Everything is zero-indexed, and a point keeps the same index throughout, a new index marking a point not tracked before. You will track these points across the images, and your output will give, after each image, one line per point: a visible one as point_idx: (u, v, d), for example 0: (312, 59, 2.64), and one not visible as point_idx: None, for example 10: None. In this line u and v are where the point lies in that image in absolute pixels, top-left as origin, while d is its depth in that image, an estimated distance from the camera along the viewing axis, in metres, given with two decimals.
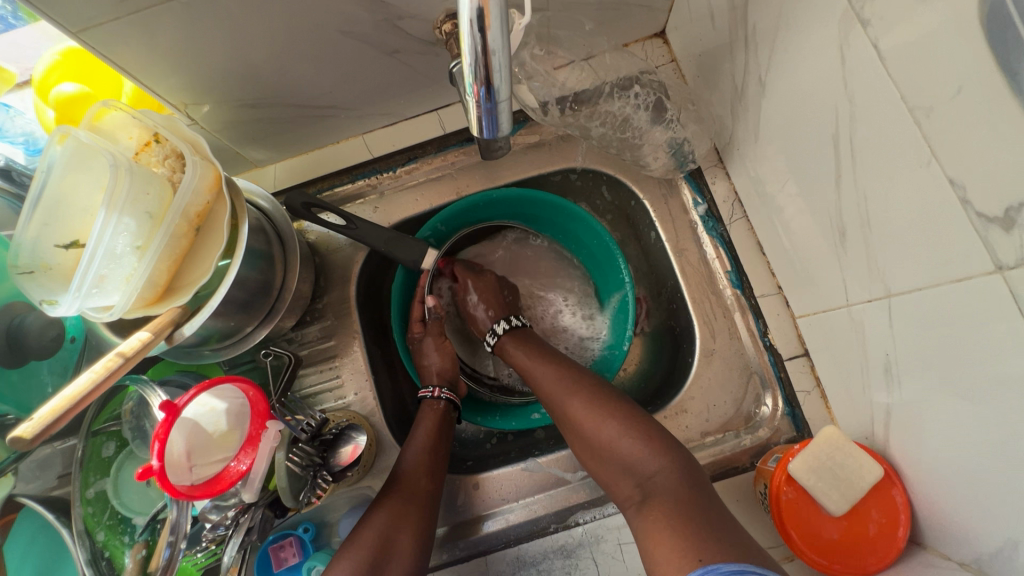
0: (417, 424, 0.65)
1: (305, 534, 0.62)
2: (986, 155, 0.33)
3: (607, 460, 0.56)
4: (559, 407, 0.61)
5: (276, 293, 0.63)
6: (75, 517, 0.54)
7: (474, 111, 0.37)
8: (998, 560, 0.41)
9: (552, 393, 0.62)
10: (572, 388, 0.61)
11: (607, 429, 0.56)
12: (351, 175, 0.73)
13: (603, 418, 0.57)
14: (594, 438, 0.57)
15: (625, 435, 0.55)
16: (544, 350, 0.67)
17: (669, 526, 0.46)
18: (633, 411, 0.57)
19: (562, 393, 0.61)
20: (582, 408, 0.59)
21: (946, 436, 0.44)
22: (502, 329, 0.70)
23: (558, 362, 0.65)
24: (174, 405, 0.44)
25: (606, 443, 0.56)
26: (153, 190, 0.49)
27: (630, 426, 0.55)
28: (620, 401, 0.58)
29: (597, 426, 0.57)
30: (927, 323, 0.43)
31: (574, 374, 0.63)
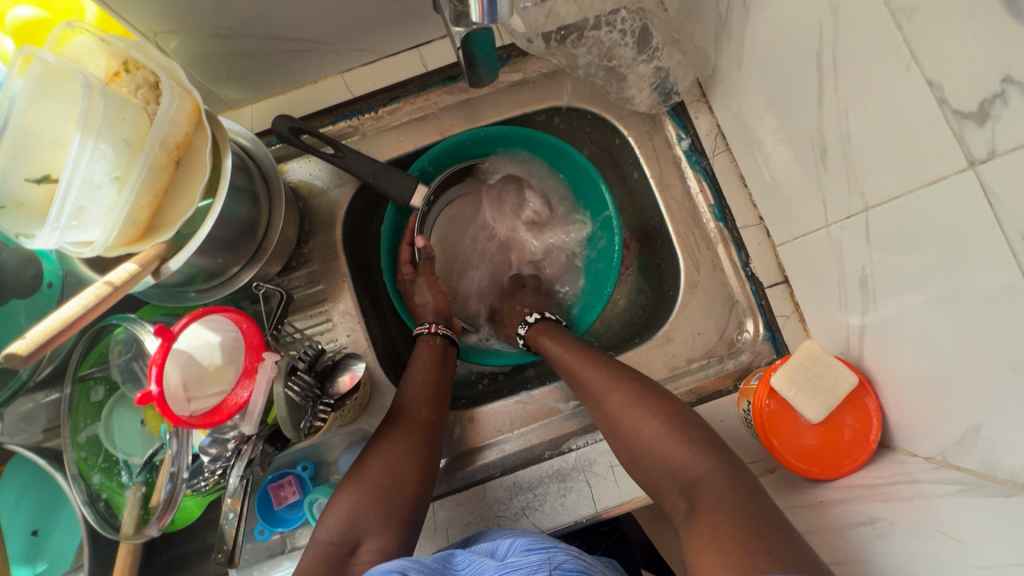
0: (413, 361, 0.67)
1: (303, 472, 0.63)
2: (967, 50, 0.34)
3: (649, 463, 0.54)
4: (597, 402, 0.59)
5: (262, 233, 0.62)
6: (67, 461, 0.54)
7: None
8: (959, 448, 0.45)
9: (587, 387, 0.61)
10: (608, 384, 0.59)
11: (647, 427, 0.54)
12: (331, 117, 0.70)
13: (643, 416, 0.55)
14: (632, 435, 0.55)
15: (665, 435, 0.53)
16: (583, 345, 0.66)
17: (719, 542, 0.42)
18: (671, 409, 0.56)
19: (594, 384, 0.60)
20: (622, 404, 0.57)
21: (916, 340, 0.47)
22: (534, 319, 0.72)
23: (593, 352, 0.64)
24: (168, 331, 0.45)
25: (646, 444, 0.54)
26: (128, 118, 0.47)
27: (671, 425, 0.54)
28: (663, 398, 0.57)
29: (634, 426, 0.55)
30: (903, 232, 0.45)
31: (614, 367, 0.61)
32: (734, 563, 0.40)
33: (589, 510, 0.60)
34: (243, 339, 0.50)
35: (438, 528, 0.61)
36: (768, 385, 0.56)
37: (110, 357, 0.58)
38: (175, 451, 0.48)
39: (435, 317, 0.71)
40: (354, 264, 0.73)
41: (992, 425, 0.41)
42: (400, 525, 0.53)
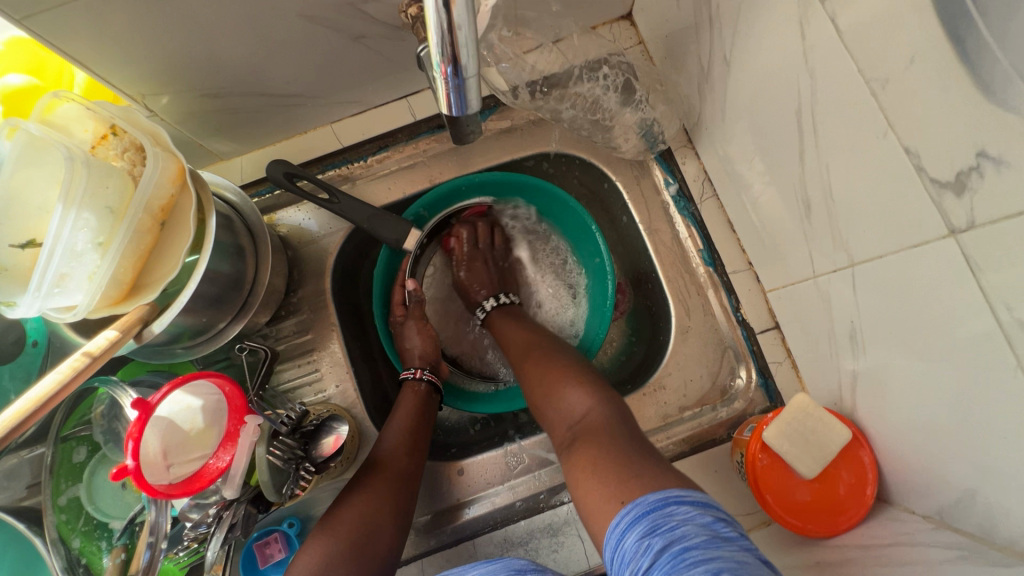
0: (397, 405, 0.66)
1: (289, 529, 0.61)
2: (940, 123, 0.34)
3: (550, 411, 0.57)
4: (517, 366, 0.63)
5: (249, 286, 0.62)
6: (46, 525, 0.53)
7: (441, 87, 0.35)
8: (958, 510, 0.44)
9: (518, 352, 0.65)
10: (530, 351, 0.63)
11: (551, 377, 0.58)
12: (322, 166, 0.71)
13: (554, 370, 0.58)
14: (542, 387, 0.58)
15: (566, 383, 0.56)
16: (525, 320, 0.70)
17: (596, 468, 0.45)
18: (579, 364, 0.59)
19: (524, 351, 0.64)
20: (539, 362, 0.61)
21: (909, 398, 0.46)
22: (490, 305, 0.73)
23: (536, 326, 0.68)
24: (146, 403, 0.44)
25: (551, 392, 0.57)
26: (113, 184, 0.47)
27: (570, 374, 0.57)
28: (573, 357, 0.61)
29: (544, 377, 0.59)
30: (888, 289, 0.44)
31: (544, 338, 0.65)
32: (610, 487, 0.42)
33: (581, 565, 0.60)
34: (226, 403, 0.49)
35: None
36: (761, 439, 0.55)
37: (93, 416, 0.57)
38: (154, 518, 0.47)
39: (422, 361, 0.70)
40: (344, 311, 0.73)
41: (988, 490, 0.40)
42: None
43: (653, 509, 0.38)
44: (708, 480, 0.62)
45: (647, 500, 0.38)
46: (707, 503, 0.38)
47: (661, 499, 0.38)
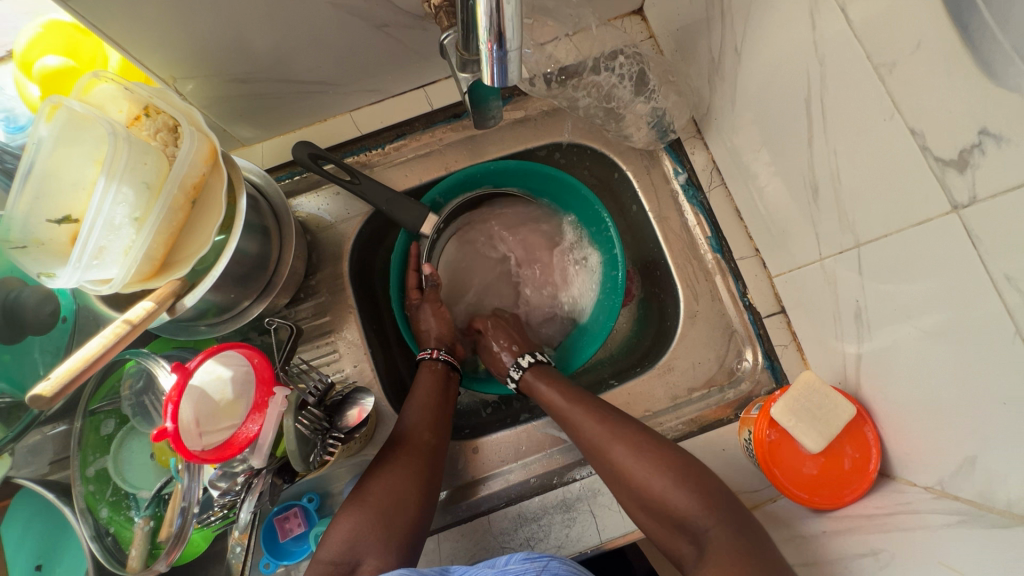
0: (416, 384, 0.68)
1: (309, 504, 0.63)
2: (945, 104, 0.37)
3: (657, 514, 0.55)
4: (594, 452, 0.60)
5: (273, 266, 0.64)
6: (75, 495, 0.55)
7: (485, 60, 0.37)
8: (957, 478, 0.46)
9: (593, 441, 0.60)
10: (608, 435, 0.59)
11: (650, 480, 0.55)
12: (341, 153, 0.73)
13: (651, 463, 0.56)
14: (640, 485, 0.56)
15: (672, 486, 0.54)
16: (579, 392, 0.65)
17: (726, 575, 0.46)
18: (671, 458, 0.56)
19: (603, 442, 0.59)
20: (627, 457, 0.57)
21: (911, 372, 0.49)
22: (525, 363, 0.70)
23: (586, 401, 0.63)
24: (185, 367, 0.46)
25: (653, 496, 0.55)
26: (150, 161, 0.49)
27: (675, 472, 0.55)
28: (662, 445, 0.57)
29: (641, 478, 0.56)
30: (893, 268, 0.47)
31: (614, 424, 0.60)
32: None
33: (594, 541, 0.61)
34: (254, 373, 0.51)
35: (444, 560, 0.62)
36: (767, 415, 0.58)
37: (121, 390, 0.58)
38: (186, 484, 0.49)
39: (439, 343, 0.72)
40: (360, 295, 0.75)
41: (987, 456, 0.42)
42: (399, 549, 0.53)
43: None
44: (715, 458, 0.64)
45: None
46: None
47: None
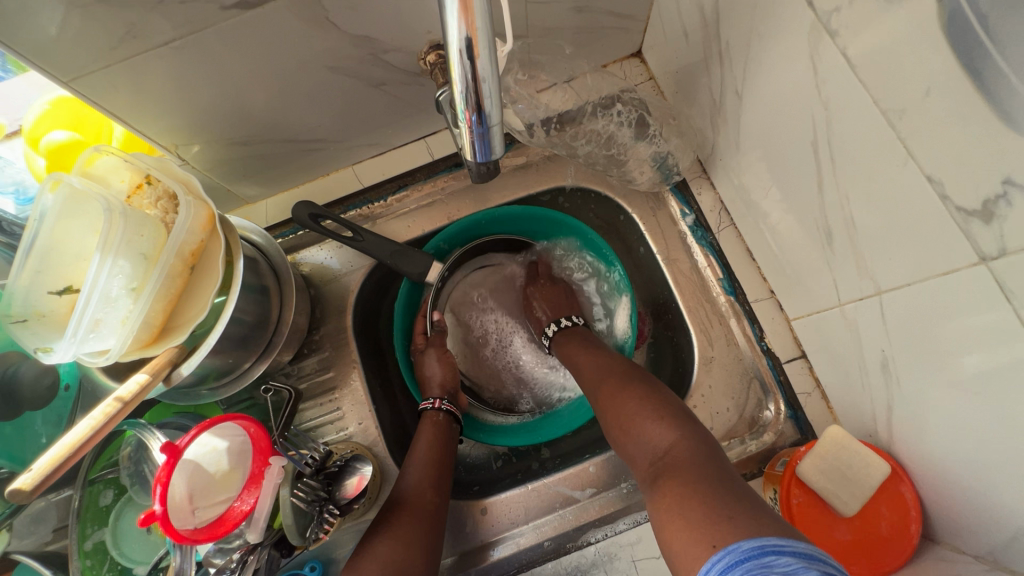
0: (418, 437, 0.66)
1: (311, 573, 0.60)
2: (962, 151, 0.34)
3: (639, 440, 0.53)
4: (594, 395, 0.62)
5: (273, 325, 0.63)
6: (72, 572, 0.52)
7: (466, 136, 0.37)
8: (1012, 551, 0.41)
9: (595, 381, 0.63)
10: (603, 378, 0.62)
11: (630, 407, 0.56)
12: (343, 207, 0.73)
13: (630, 403, 0.56)
14: (622, 424, 0.56)
15: (643, 416, 0.54)
16: (596, 346, 0.69)
17: (683, 513, 0.42)
18: (653, 388, 0.58)
19: (599, 383, 0.62)
20: (620, 394, 0.58)
21: (951, 431, 0.45)
22: (552, 331, 0.75)
23: (601, 355, 0.66)
24: (174, 447, 0.44)
25: (637, 424, 0.54)
26: (147, 231, 0.49)
27: (655, 408, 0.54)
28: (648, 385, 0.59)
29: (621, 408, 0.57)
30: (919, 319, 0.44)
31: (615, 367, 0.63)
32: (699, 529, 0.40)
33: None
34: (250, 443, 0.50)
35: None
36: (793, 474, 0.54)
37: (120, 458, 0.58)
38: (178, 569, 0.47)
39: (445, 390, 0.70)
40: (365, 348, 0.74)
41: None
42: None
43: (749, 559, 0.35)
44: None
45: (739, 548, 0.36)
46: (812, 556, 0.34)
47: (757, 548, 0.35)
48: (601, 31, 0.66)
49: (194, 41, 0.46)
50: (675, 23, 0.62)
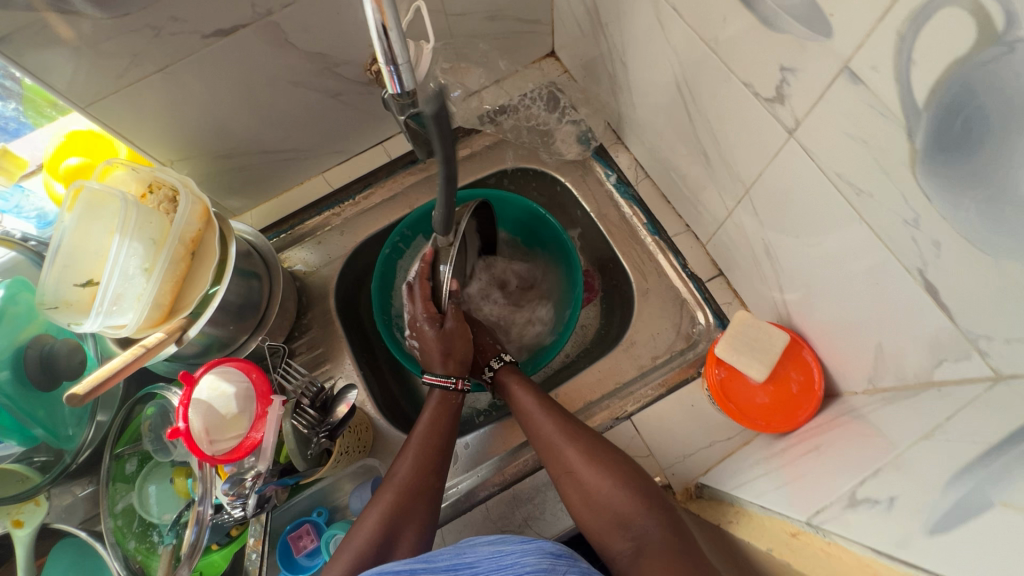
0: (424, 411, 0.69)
1: (319, 518, 0.67)
2: (754, 55, 0.47)
3: (601, 513, 0.58)
4: (556, 453, 0.63)
5: (264, 307, 0.72)
6: (105, 530, 0.60)
7: (387, 80, 0.47)
8: (880, 368, 0.51)
9: (547, 438, 0.64)
10: (572, 434, 0.63)
11: (607, 478, 0.59)
12: (317, 208, 0.85)
13: (609, 466, 0.59)
14: (595, 491, 0.59)
15: (623, 487, 0.58)
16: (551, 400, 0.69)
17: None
18: (604, 451, 0.61)
19: (552, 442, 0.63)
20: (581, 461, 0.61)
21: (821, 287, 0.55)
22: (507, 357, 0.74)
23: (549, 405, 0.67)
24: (191, 377, 0.56)
25: (601, 494, 0.58)
26: (156, 220, 0.60)
27: (628, 477, 0.59)
28: (615, 452, 0.62)
29: (597, 475, 0.59)
30: (775, 203, 0.55)
31: (568, 425, 0.64)
32: None
33: None
34: (253, 388, 0.58)
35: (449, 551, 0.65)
36: (714, 355, 0.64)
37: (142, 432, 0.65)
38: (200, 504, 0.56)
39: (460, 369, 0.72)
40: (349, 327, 0.83)
41: (890, 338, 0.48)
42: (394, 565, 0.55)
43: None
44: (686, 413, 0.69)
45: None
46: None
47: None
48: (513, 35, 0.81)
49: (182, 66, 0.59)
50: (571, 20, 0.77)
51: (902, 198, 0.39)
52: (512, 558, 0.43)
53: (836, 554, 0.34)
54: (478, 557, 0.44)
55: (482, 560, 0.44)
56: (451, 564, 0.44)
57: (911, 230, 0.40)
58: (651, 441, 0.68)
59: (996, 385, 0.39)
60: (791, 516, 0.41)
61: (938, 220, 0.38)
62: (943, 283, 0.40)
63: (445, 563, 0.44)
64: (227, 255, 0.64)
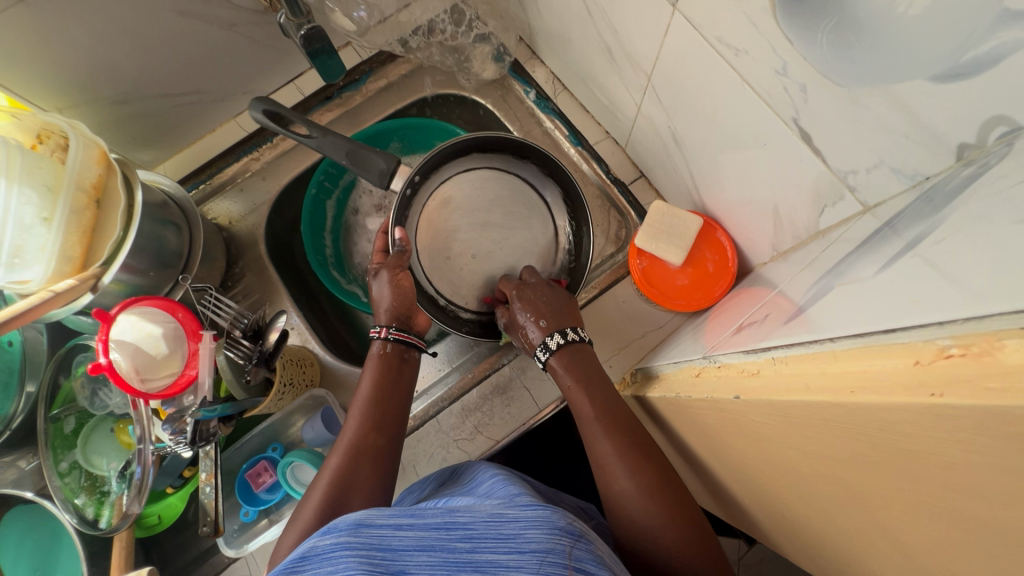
0: (365, 370, 0.61)
1: (274, 454, 0.68)
2: None
3: (621, 515, 0.51)
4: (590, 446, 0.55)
5: (185, 258, 0.70)
6: (53, 489, 0.59)
7: None
8: (780, 231, 0.54)
9: (593, 442, 0.55)
10: (613, 428, 0.55)
11: (637, 481, 0.51)
12: (234, 155, 0.82)
13: (642, 468, 0.52)
14: (620, 494, 0.51)
15: (653, 496, 0.50)
16: (600, 381, 0.59)
17: None
18: (662, 477, 0.51)
19: (611, 464, 0.53)
20: (639, 490, 0.50)
21: (728, 167, 0.57)
22: (554, 343, 0.60)
23: (607, 406, 0.56)
24: (106, 315, 0.53)
25: (625, 495, 0.51)
26: (46, 165, 0.57)
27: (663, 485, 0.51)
28: (655, 455, 0.53)
29: (628, 477, 0.51)
30: (675, 86, 0.57)
31: (636, 445, 0.53)
32: None
33: (533, 409, 0.69)
34: (182, 328, 0.57)
35: (405, 465, 0.68)
36: (635, 246, 0.67)
37: (75, 393, 0.64)
38: (139, 446, 0.55)
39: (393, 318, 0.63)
40: (285, 273, 0.82)
41: (784, 198, 0.51)
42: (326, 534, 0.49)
43: None
44: (618, 310, 0.72)
45: None
46: None
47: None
48: None
49: None
50: None
51: (771, 48, 0.41)
52: (514, 530, 0.35)
53: (723, 371, 0.37)
54: (474, 518, 0.36)
55: (478, 522, 0.36)
56: (444, 523, 0.36)
57: (782, 80, 0.42)
58: (588, 339, 0.71)
59: (865, 216, 0.42)
60: (695, 359, 0.44)
61: (802, 63, 0.40)
62: (814, 126, 0.43)
63: (436, 519, 0.36)
64: (134, 205, 0.61)
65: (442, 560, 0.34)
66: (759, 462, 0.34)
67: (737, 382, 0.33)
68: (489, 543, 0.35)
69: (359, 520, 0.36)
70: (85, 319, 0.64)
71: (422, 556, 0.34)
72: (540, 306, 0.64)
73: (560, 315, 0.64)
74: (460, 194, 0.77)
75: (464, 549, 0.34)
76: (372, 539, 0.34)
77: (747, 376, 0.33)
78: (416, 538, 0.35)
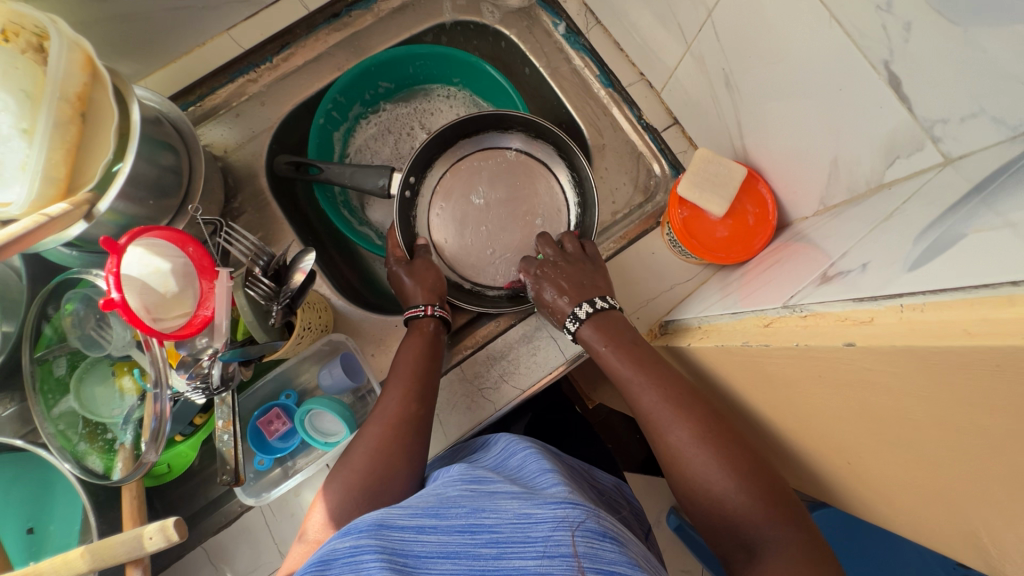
0: (404, 346, 0.62)
1: (288, 401, 0.64)
2: None
3: (708, 509, 0.48)
4: (657, 437, 0.53)
5: (184, 190, 0.62)
6: (47, 436, 0.54)
7: None
8: (832, 185, 0.53)
9: (656, 422, 0.52)
10: (679, 412, 0.52)
11: (719, 473, 0.48)
12: (228, 75, 0.73)
13: (722, 454, 0.49)
14: (699, 481, 0.49)
15: (735, 478, 0.47)
16: (644, 356, 0.56)
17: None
18: (715, 422, 0.51)
19: (659, 423, 0.52)
20: (726, 475, 0.48)
21: (783, 117, 0.56)
22: (585, 312, 0.60)
23: (661, 378, 0.54)
24: (115, 244, 0.46)
25: (707, 478, 0.48)
26: (21, 69, 0.50)
27: (749, 471, 0.47)
28: (730, 432, 0.50)
29: (705, 461, 0.49)
30: (743, 20, 0.54)
31: (674, 394, 0.53)
32: None
33: (559, 359, 0.68)
34: (193, 264, 0.51)
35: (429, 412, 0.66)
36: (675, 194, 0.65)
37: (65, 331, 0.57)
38: (155, 392, 0.51)
39: (429, 298, 0.65)
40: (287, 210, 0.75)
41: (845, 150, 0.50)
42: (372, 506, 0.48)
43: None
44: (647, 261, 0.70)
45: None
46: None
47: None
48: None
49: None
50: None
51: None
52: (542, 532, 0.35)
53: (812, 320, 0.36)
54: (500, 521, 0.36)
55: (505, 525, 0.36)
56: (467, 528, 0.36)
57: (882, 17, 0.40)
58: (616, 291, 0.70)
59: (945, 169, 0.41)
60: (764, 309, 0.43)
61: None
62: (907, 71, 0.41)
63: (460, 522, 0.36)
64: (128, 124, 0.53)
65: (467, 568, 0.34)
66: (853, 410, 0.34)
67: (840, 329, 0.33)
68: (516, 547, 0.35)
69: (380, 521, 0.36)
70: (70, 251, 0.57)
71: (446, 563, 0.35)
72: (562, 280, 0.63)
73: (582, 284, 0.62)
74: (457, 181, 0.79)
75: (490, 556, 0.35)
76: (395, 543, 0.35)
77: (855, 324, 0.32)
78: (440, 543, 0.35)
